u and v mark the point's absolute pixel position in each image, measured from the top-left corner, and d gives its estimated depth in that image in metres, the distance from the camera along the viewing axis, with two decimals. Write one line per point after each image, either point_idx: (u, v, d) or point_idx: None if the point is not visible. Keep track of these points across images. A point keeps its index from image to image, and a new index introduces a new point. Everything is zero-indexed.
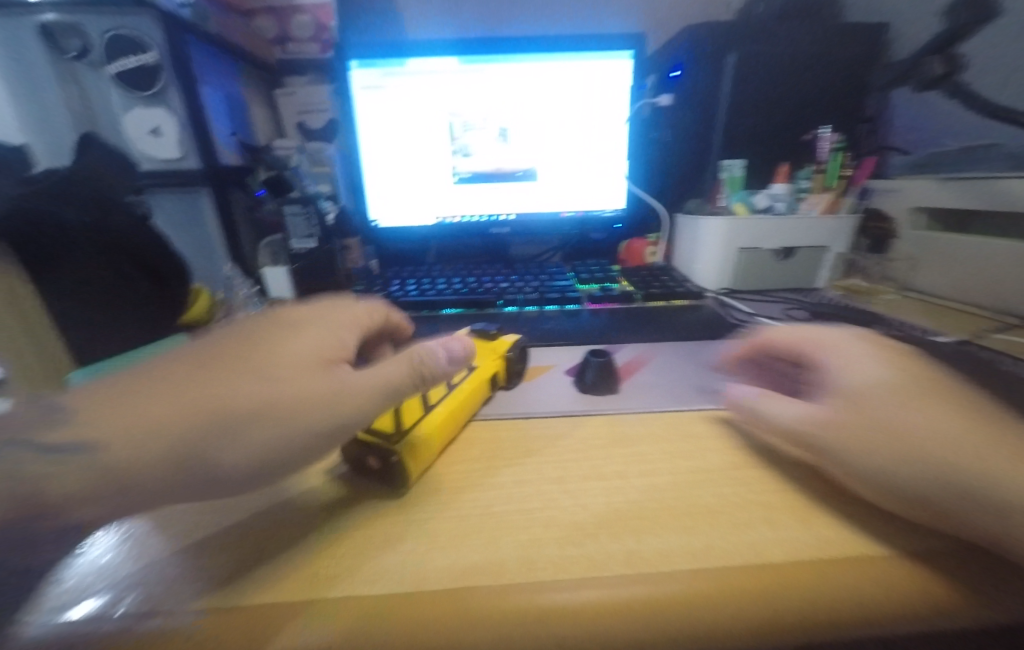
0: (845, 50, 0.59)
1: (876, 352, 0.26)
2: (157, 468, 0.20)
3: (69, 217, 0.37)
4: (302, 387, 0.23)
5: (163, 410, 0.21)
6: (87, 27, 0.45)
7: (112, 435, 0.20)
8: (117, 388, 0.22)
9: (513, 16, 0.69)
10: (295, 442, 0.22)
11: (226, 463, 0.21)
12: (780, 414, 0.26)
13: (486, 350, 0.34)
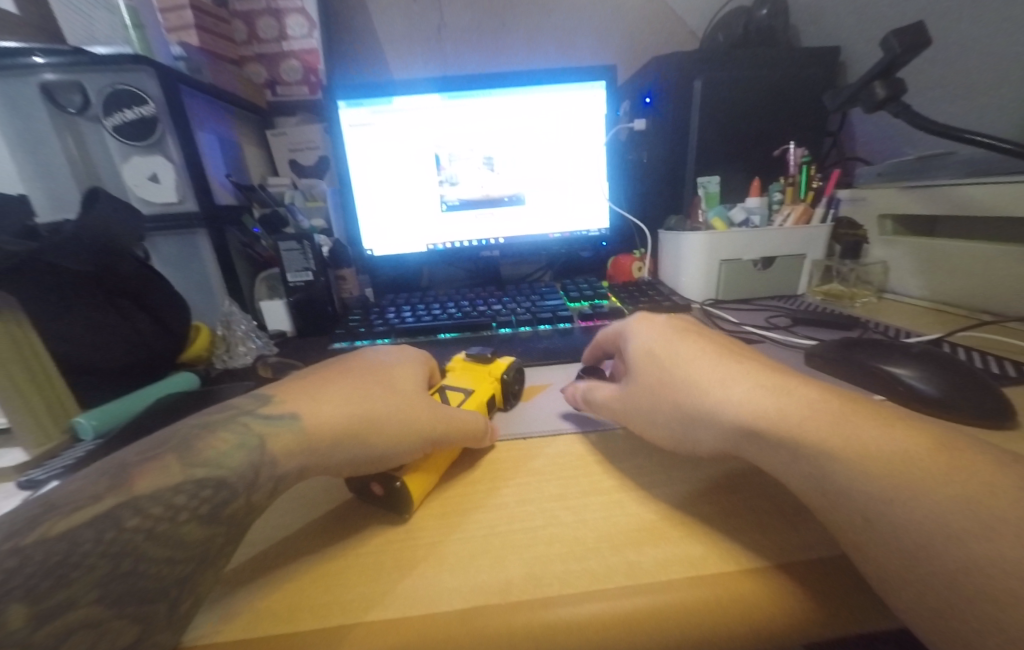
0: (804, 72, 0.63)
1: (672, 325, 0.32)
2: (325, 444, 0.24)
3: (81, 269, 0.38)
4: (419, 399, 0.28)
5: (332, 404, 0.26)
6: (87, 84, 0.47)
7: (307, 414, 0.25)
8: (293, 388, 0.27)
9: (491, 53, 0.73)
10: (419, 440, 0.26)
11: (374, 446, 0.25)
12: (615, 400, 0.30)
13: (481, 373, 0.35)
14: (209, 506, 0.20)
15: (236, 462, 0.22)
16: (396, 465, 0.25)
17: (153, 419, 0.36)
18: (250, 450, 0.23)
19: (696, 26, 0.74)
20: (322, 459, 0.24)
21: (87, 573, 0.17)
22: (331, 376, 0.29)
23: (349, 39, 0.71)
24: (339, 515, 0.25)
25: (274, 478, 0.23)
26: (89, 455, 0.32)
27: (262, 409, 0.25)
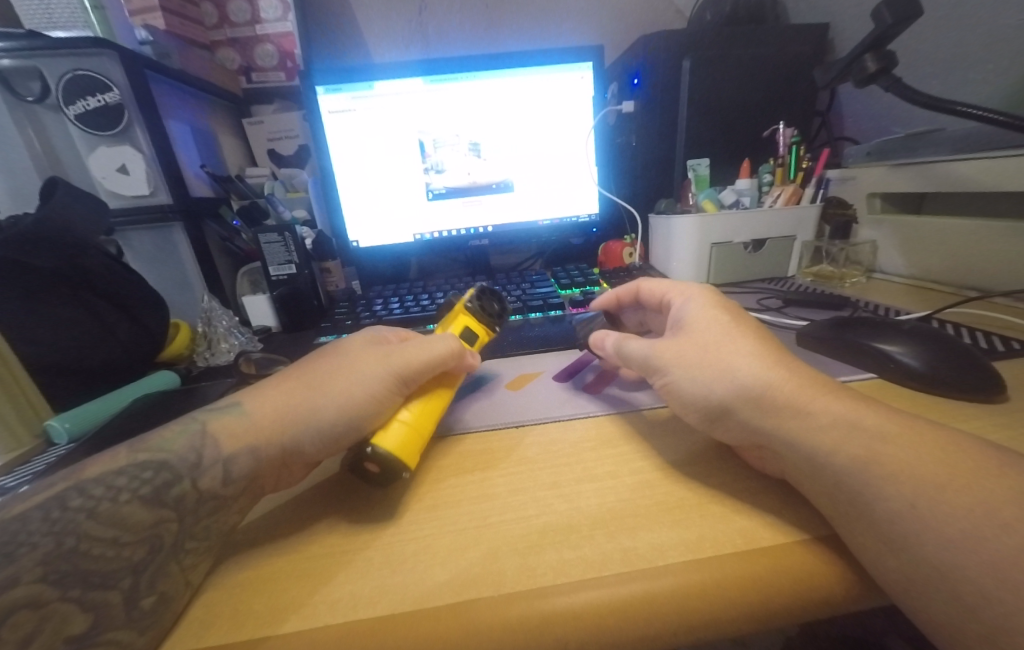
0: (792, 49, 0.62)
1: (716, 296, 0.31)
2: (270, 424, 0.25)
3: (43, 264, 0.36)
4: (368, 355, 0.28)
5: (274, 390, 0.27)
6: (46, 70, 0.44)
7: (249, 399, 0.26)
8: (260, 392, 0.27)
9: (475, 34, 0.71)
10: (369, 390, 0.26)
11: (322, 414, 0.25)
12: (639, 350, 0.29)
13: (449, 317, 0.35)
14: (152, 488, 0.21)
15: (178, 443, 0.23)
16: (354, 425, 0.25)
17: (129, 420, 0.34)
18: (192, 435, 0.24)
19: (683, 4, 0.73)
20: (270, 440, 0.24)
21: (31, 552, 0.17)
22: (292, 375, 0.28)
23: (326, 22, 0.69)
24: (321, 504, 0.24)
25: (219, 459, 0.23)
26: (61, 457, 0.31)
27: (214, 406, 0.26)
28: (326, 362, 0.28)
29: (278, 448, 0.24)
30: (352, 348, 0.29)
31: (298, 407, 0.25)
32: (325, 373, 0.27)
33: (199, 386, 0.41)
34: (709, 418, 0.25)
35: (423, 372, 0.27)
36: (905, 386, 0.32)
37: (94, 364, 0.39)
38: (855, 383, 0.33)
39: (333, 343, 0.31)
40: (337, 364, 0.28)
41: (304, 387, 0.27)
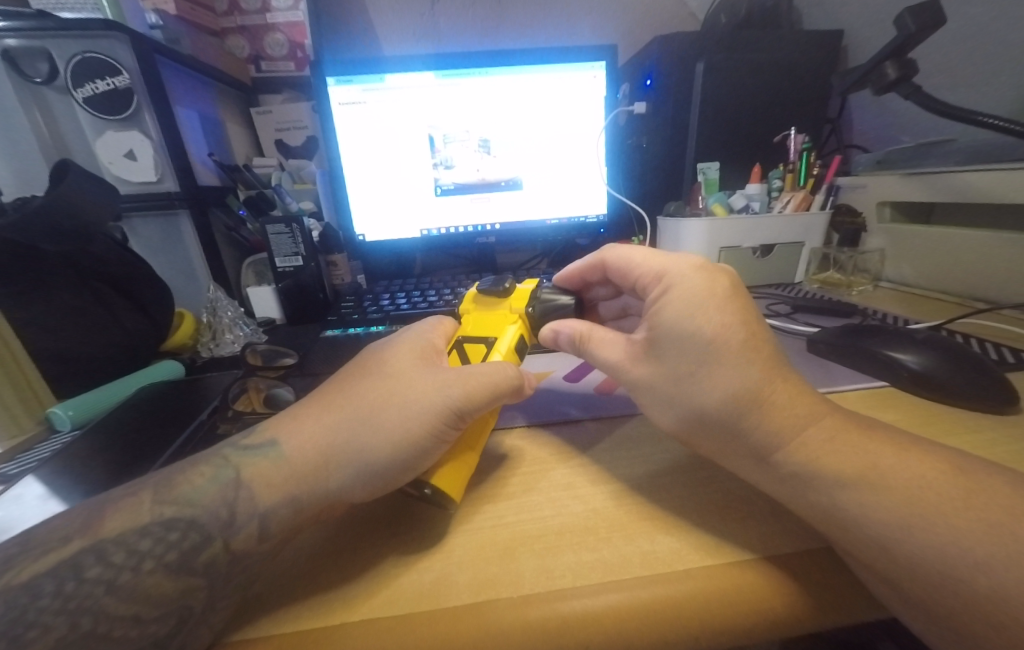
0: (806, 55, 0.62)
1: (703, 285, 0.25)
2: (310, 464, 0.22)
3: (51, 249, 0.35)
4: (417, 378, 0.24)
5: (313, 418, 0.24)
6: (54, 52, 0.43)
7: (287, 437, 0.23)
8: (301, 422, 0.24)
9: (489, 31, 0.70)
10: (423, 424, 0.22)
11: (371, 453, 0.22)
12: (606, 357, 0.28)
13: (499, 313, 0.32)
14: (178, 553, 0.19)
15: (211, 497, 0.21)
16: (400, 465, 0.22)
17: (135, 412, 0.34)
18: (224, 484, 0.22)
19: (696, 7, 0.72)
20: (311, 485, 0.22)
21: (45, 636, 0.16)
22: (336, 398, 0.25)
23: (336, 13, 0.68)
24: (368, 529, 0.22)
25: (255, 514, 0.21)
26: (66, 445, 0.30)
27: (243, 438, 0.24)
28: (372, 384, 0.25)
29: (315, 489, 0.22)
30: (398, 368, 0.25)
31: (341, 446, 0.22)
32: (370, 404, 0.24)
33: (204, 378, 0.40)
34: (708, 441, 0.23)
35: (477, 404, 0.23)
36: (918, 394, 0.32)
37: (94, 357, 0.38)
38: (865, 391, 0.33)
39: (375, 356, 0.27)
40: (382, 391, 0.24)
41: (348, 420, 0.23)
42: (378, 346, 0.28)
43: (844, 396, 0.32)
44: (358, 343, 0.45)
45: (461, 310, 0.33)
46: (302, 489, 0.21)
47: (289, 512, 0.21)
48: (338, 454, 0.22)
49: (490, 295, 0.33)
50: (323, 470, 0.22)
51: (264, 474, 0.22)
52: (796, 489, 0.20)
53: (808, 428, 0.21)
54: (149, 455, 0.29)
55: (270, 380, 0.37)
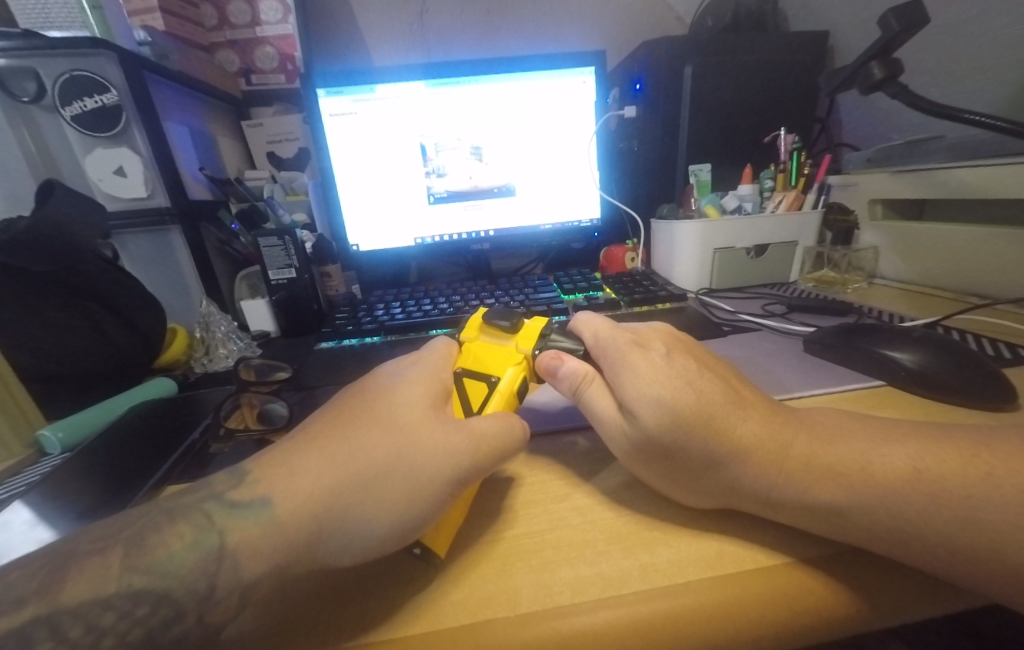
0: (794, 57, 0.62)
1: (709, 366, 0.26)
2: (304, 529, 0.19)
3: (41, 268, 0.35)
4: (429, 430, 0.22)
5: (310, 470, 0.21)
6: (42, 71, 0.43)
7: (281, 496, 0.20)
8: (293, 477, 0.21)
9: (477, 39, 0.71)
10: (428, 491, 0.20)
11: (373, 525, 0.20)
12: (621, 382, 0.24)
13: (505, 350, 0.28)
14: (145, 630, 0.16)
15: (190, 568, 0.18)
16: (396, 537, 0.20)
17: (125, 432, 0.33)
18: (206, 553, 0.18)
19: (683, 11, 0.73)
20: (301, 551, 0.19)
21: None
22: (334, 451, 0.21)
23: (326, 25, 0.68)
24: (362, 590, 0.19)
25: (237, 587, 0.18)
26: (54, 469, 0.30)
27: (232, 490, 0.20)
28: (378, 439, 0.22)
29: (304, 555, 0.19)
30: (406, 420, 0.23)
31: (340, 513, 0.19)
32: (375, 465, 0.21)
33: (198, 394, 0.40)
34: (720, 495, 0.22)
35: (480, 468, 0.22)
36: (915, 393, 0.32)
37: (83, 373, 0.38)
38: (863, 390, 0.33)
39: (381, 399, 0.24)
40: (388, 450, 0.21)
41: (348, 485, 0.20)
42: (382, 383, 0.25)
43: (843, 396, 0.32)
44: (353, 354, 0.45)
45: (464, 339, 0.30)
46: (292, 559, 0.19)
47: (272, 581, 0.18)
48: (335, 523, 0.19)
49: (498, 326, 0.29)
50: (319, 540, 0.19)
51: (244, 543, 0.18)
52: (806, 508, 0.20)
53: (787, 455, 0.21)
54: (137, 476, 0.28)
55: (264, 396, 0.36)
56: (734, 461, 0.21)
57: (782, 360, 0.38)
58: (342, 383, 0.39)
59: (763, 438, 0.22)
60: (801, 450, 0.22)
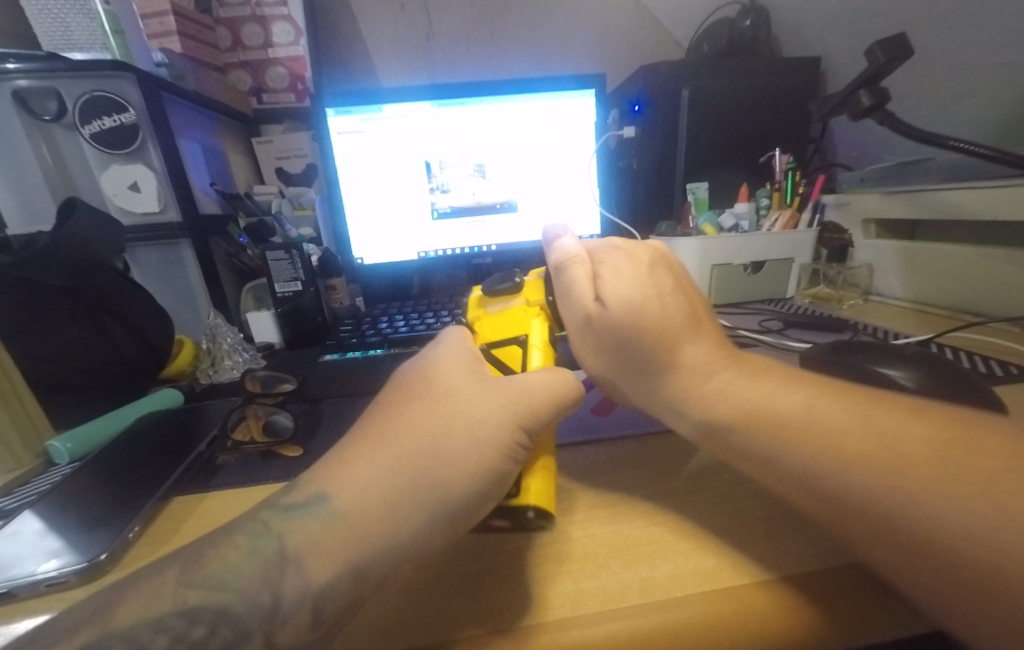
0: (788, 81, 0.64)
1: (692, 299, 0.28)
2: (379, 510, 0.19)
3: (57, 283, 0.36)
4: (478, 394, 0.23)
5: (365, 460, 0.21)
6: (63, 91, 0.45)
7: (338, 490, 0.20)
8: (349, 467, 0.21)
9: (481, 61, 0.73)
10: (493, 448, 0.21)
11: (447, 491, 0.20)
12: (605, 280, 0.27)
13: (518, 312, 0.31)
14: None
15: (248, 577, 0.18)
16: (476, 498, 0.20)
17: (133, 444, 0.34)
18: (262, 561, 0.18)
19: (681, 36, 0.75)
20: (372, 544, 0.19)
21: None
22: (386, 435, 0.22)
23: (335, 47, 0.71)
24: (437, 591, 0.20)
25: (308, 595, 0.17)
26: (63, 479, 0.30)
27: (284, 496, 0.21)
28: (426, 413, 0.23)
29: (385, 539, 0.19)
30: (447, 391, 0.24)
31: (411, 488, 0.20)
32: (432, 438, 0.22)
33: (206, 404, 0.40)
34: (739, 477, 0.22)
35: (537, 417, 0.23)
36: None
37: (94, 384, 0.38)
38: None
39: (416, 379, 0.25)
40: (438, 421, 0.22)
41: (411, 457, 0.21)
42: (413, 369, 0.26)
43: None
44: (357, 366, 0.46)
45: (473, 318, 0.32)
46: (368, 550, 0.19)
47: (349, 579, 0.18)
48: (409, 499, 0.20)
49: (499, 295, 0.32)
50: (393, 521, 0.19)
51: (313, 543, 0.18)
52: (818, 501, 0.19)
53: (714, 373, 0.24)
54: (144, 487, 0.29)
55: (269, 406, 0.37)
56: (718, 430, 0.23)
57: None
58: (346, 395, 0.40)
59: (704, 357, 0.25)
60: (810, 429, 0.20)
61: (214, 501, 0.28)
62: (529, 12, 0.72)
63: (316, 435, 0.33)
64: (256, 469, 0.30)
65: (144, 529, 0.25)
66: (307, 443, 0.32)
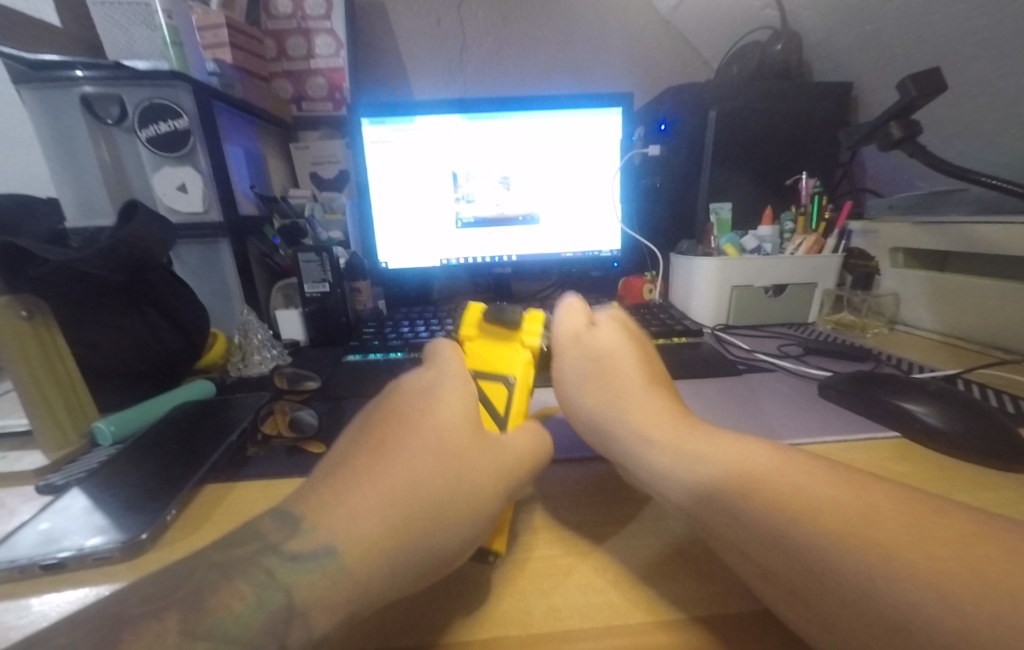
0: (818, 106, 0.64)
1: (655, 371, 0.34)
2: (384, 558, 0.19)
3: (110, 277, 0.38)
4: (477, 449, 0.24)
5: (370, 507, 0.20)
6: (125, 97, 0.49)
7: (344, 539, 0.19)
8: (353, 513, 0.20)
9: (513, 77, 0.75)
10: (487, 506, 0.22)
11: (443, 544, 0.21)
12: (598, 334, 0.35)
13: (513, 347, 0.31)
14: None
15: (258, 629, 0.16)
16: (464, 554, 0.21)
17: (168, 431, 0.36)
18: (272, 610, 0.17)
19: (711, 56, 0.76)
20: (370, 595, 0.19)
21: None
22: (392, 482, 0.21)
23: (373, 59, 0.74)
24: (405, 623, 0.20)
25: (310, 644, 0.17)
26: (105, 461, 0.32)
27: (289, 541, 0.19)
28: (432, 461, 0.23)
29: (383, 590, 0.19)
30: (451, 441, 0.24)
31: (416, 540, 0.20)
32: (436, 489, 0.22)
33: (235, 397, 0.42)
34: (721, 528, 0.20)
35: (520, 480, 0.25)
36: (930, 447, 0.32)
37: (137, 373, 0.41)
38: (876, 440, 0.33)
39: (418, 419, 0.25)
40: (443, 473, 0.23)
41: (417, 508, 0.21)
42: (413, 407, 0.26)
43: (854, 445, 0.32)
44: (378, 369, 0.47)
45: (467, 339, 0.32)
46: (366, 602, 0.18)
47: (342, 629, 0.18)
48: (412, 553, 0.20)
49: (498, 323, 0.32)
50: (392, 574, 0.19)
51: (320, 597, 0.17)
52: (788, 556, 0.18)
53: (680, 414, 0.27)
54: (179, 473, 0.30)
55: (294, 403, 0.38)
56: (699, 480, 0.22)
57: (796, 404, 0.39)
58: (368, 396, 0.41)
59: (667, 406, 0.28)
60: (828, 501, 0.19)
61: (241, 492, 0.29)
62: (560, 30, 0.74)
63: (338, 435, 0.35)
64: (281, 464, 0.32)
65: (177, 513, 0.27)
66: (330, 442, 0.34)
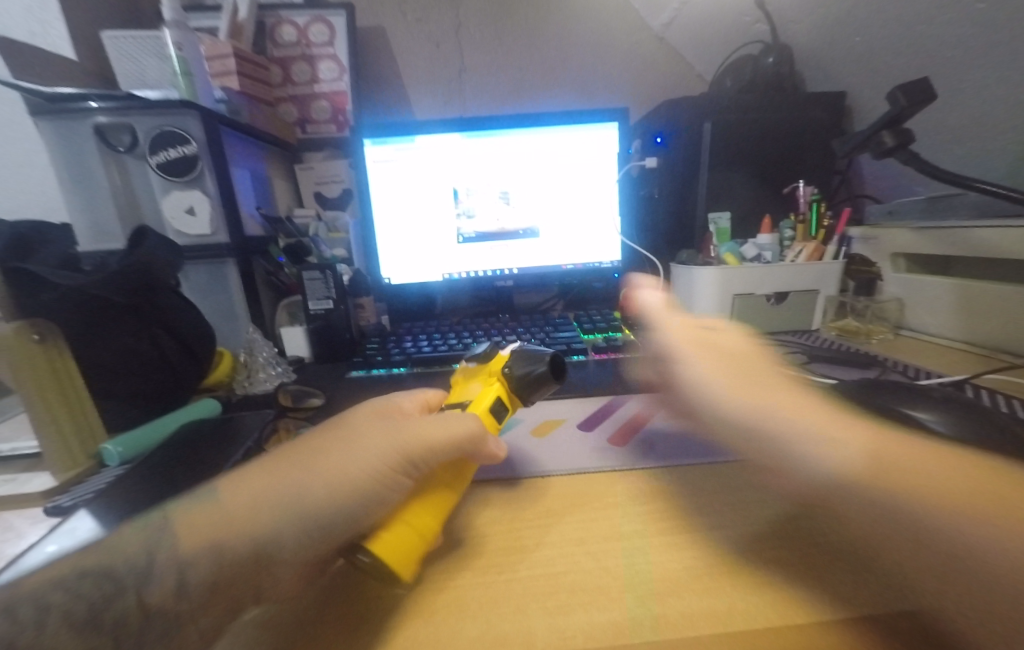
0: (812, 115, 0.65)
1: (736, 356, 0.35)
2: (257, 507, 0.22)
3: (119, 300, 0.39)
4: (380, 426, 0.25)
5: (267, 470, 0.24)
6: (136, 126, 0.50)
7: (229, 490, 0.23)
8: (255, 473, 0.24)
9: (510, 95, 0.77)
10: (368, 473, 0.23)
11: (311, 500, 0.22)
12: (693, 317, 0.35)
13: (482, 375, 0.30)
14: None
15: (134, 552, 0.21)
16: (343, 519, 0.22)
17: (174, 451, 0.36)
18: (154, 532, 0.22)
19: (704, 70, 0.77)
20: (239, 538, 0.21)
21: None
22: (295, 453, 0.25)
23: (374, 82, 0.76)
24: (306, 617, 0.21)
25: (173, 565, 0.20)
26: (111, 483, 0.33)
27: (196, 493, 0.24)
28: (337, 439, 0.25)
29: (253, 535, 0.21)
30: (363, 424, 0.26)
31: (286, 497, 0.22)
32: (324, 457, 0.24)
33: (241, 416, 0.43)
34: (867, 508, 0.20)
35: (429, 456, 0.24)
36: None
37: (145, 394, 0.42)
38: None
39: (357, 413, 0.29)
40: (340, 446, 0.24)
41: (298, 470, 0.23)
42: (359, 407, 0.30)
43: None
44: (381, 384, 0.48)
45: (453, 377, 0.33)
46: (233, 546, 0.21)
47: (208, 568, 0.20)
48: (281, 506, 0.22)
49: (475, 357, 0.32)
50: (258, 525, 0.22)
51: (187, 533, 0.21)
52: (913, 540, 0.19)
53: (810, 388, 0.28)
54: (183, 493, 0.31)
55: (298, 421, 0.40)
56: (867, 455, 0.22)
57: None
58: None
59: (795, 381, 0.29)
60: None
61: None
62: (556, 49, 0.75)
63: None
64: None
65: None
66: None
